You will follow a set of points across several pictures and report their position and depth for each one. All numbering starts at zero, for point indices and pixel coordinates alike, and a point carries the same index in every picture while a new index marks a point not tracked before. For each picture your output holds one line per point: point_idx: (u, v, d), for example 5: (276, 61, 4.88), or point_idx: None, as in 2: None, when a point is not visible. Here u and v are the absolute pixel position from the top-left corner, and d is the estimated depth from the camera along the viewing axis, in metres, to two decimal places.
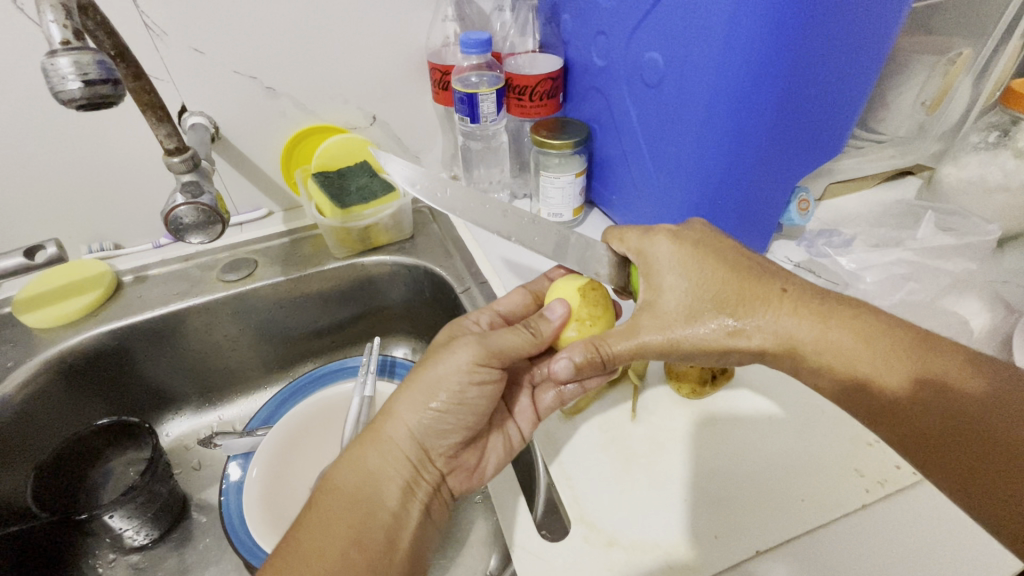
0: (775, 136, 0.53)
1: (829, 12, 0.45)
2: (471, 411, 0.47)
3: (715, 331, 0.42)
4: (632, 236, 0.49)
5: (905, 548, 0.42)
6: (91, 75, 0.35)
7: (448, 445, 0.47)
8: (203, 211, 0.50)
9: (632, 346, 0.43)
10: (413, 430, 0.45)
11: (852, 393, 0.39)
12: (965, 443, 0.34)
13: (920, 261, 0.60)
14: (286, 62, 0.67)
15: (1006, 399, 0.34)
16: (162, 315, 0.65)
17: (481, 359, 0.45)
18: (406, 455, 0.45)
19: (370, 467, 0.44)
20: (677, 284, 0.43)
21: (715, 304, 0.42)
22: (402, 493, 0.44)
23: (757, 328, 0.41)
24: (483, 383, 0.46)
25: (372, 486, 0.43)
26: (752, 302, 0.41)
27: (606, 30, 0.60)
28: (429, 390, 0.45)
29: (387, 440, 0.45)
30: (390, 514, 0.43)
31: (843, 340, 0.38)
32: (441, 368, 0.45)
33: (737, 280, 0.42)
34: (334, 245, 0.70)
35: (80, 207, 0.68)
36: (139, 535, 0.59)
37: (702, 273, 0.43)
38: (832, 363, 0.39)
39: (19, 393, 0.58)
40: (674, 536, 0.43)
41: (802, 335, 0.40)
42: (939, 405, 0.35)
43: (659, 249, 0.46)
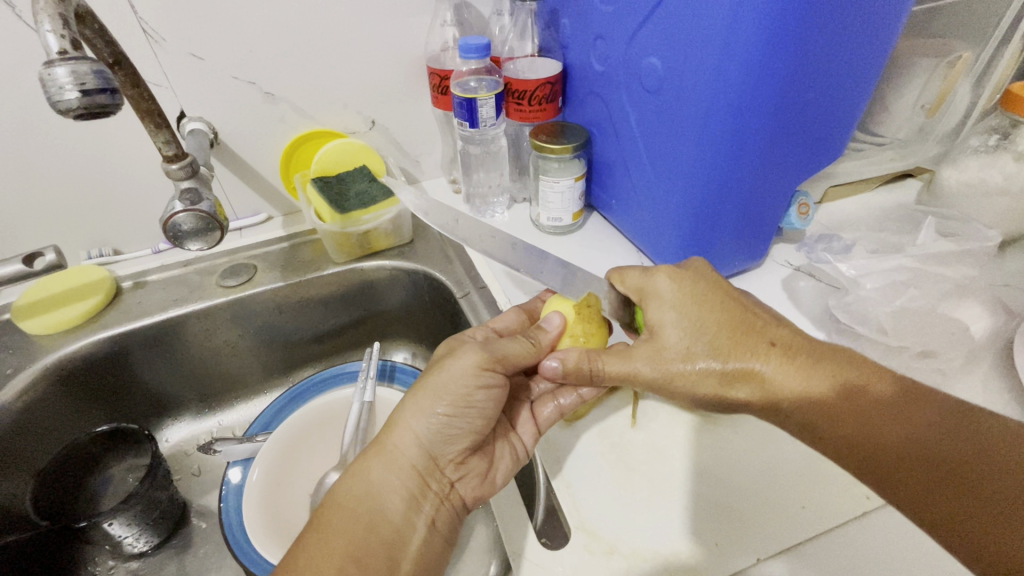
0: (774, 142, 0.53)
1: (826, 20, 0.46)
2: (478, 415, 0.46)
3: (711, 378, 0.42)
4: (633, 277, 0.49)
5: (907, 556, 0.42)
6: (88, 85, 0.35)
7: (456, 452, 0.47)
8: (201, 218, 0.50)
9: (625, 369, 0.44)
10: (418, 438, 0.45)
11: (843, 450, 0.39)
12: (960, 499, 0.35)
13: (920, 267, 0.58)
14: (284, 68, 0.67)
15: (997, 452, 0.35)
16: (162, 321, 0.65)
17: (485, 363, 0.46)
18: (412, 464, 0.45)
19: (375, 479, 0.44)
20: (676, 322, 0.44)
21: (711, 350, 0.43)
22: (407, 503, 0.44)
23: (751, 381, 0.42)
24: (489, 388, 0.46)
25: (376, 498, 0.43)
26: (744, 353, 0.42)
27: (606, 34, 0.60)
28: (433, 396, 0.45)
29: (391, 450, 0.45)
30: (394, 526, 0.43)
31: (831, 397, 0.39)
32: (446, 374, 0.45)
33: (730, 329, 0.43)
34: (334, 249, 0.69)
35: (79, 213, 0.67)
36: (139, 541, 0.59)
37: (699, 318, 0.44)
38: (818, 422, 0.40)
39: (19, 400, 0.58)
40: (673, 544, 0.43)
41: (791, 390, 0.40)
42: (931, 459, 0.36)
43: (659, 287, 0.46)
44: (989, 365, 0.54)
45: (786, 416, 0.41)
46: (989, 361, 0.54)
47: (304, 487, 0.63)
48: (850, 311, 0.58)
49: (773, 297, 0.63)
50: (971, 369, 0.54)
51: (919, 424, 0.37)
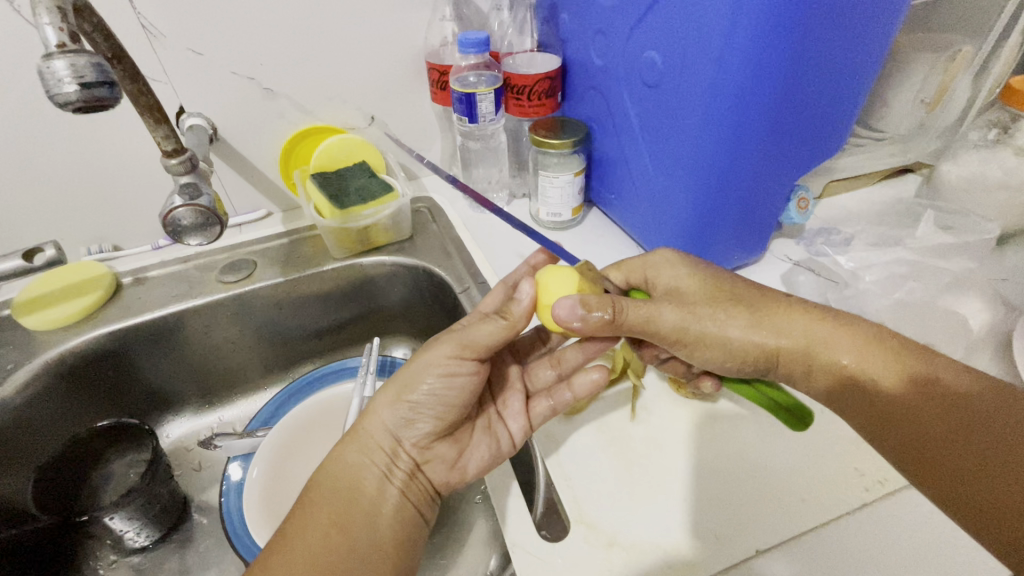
0: (774, 135, 0.53)
1: (827, 12, 0.45)
2: (448, 402, 0.46)
3: (737, 329, 0.45)
4: (638, 257, 0.53)
5: (905, 548, 0.42)
6: (87, 78, 0.35)
7: (428, 436, 0.47)
8: (201, 213, 0.50)
9: (646, 314, 0.45)
10: (389, 423, 0.46)
11: (861, 411, 0.43)
12: (965, 459, 0.38)
13: (920, 259, 0.60)
14: (283, 63, 0.66)
15: (997, 420, 0.38)
16: (163, 316, 0.65)
17: (456, 352, 0.45)
18: (385, 447, 0.46)
19: (349, 463, 0.44)
20: (691, 280, 0.48)
21: (730, 302, 0.46)
22: (382, 487, 0.44)
23: (775, 339, 0.45)
24: (456, 375, 0.45)
25: (347, 479, 0.44)
26: (765, 309, 0.46)
27: (606, 29, 0.60)
28: (405, 384, 0.45)
29: (363, 433, 0.45)
30: (365, 506, 0.43)
31: (852, 355, 0.43)
32: (416, 363, 0.45)
33: (749, 292, 0.47)
34: (334, 245, 0.69)
35: (78, 209, 0.67)
36: (139, 536, 0.59)
37: (715, 282, 0.48)
38: (837, 380, 0.44)
39: (19, 395, 0.58)
40: (673, 536, 0.43)
41: (809, 344, 0.44)
42: (938, 421, 0.40)
43: (666, 255, 0.51)
44: (989, 359, 0.54)
45: (812, 374, 0.45)
46: (990, 354, 0.54)
47: (307, 481, 0.63)
48: (850, 306, 0.59)
49: (772, 291, 0.63)
50: (971, 362, 0.54)
51: (925, 387, 0.41)
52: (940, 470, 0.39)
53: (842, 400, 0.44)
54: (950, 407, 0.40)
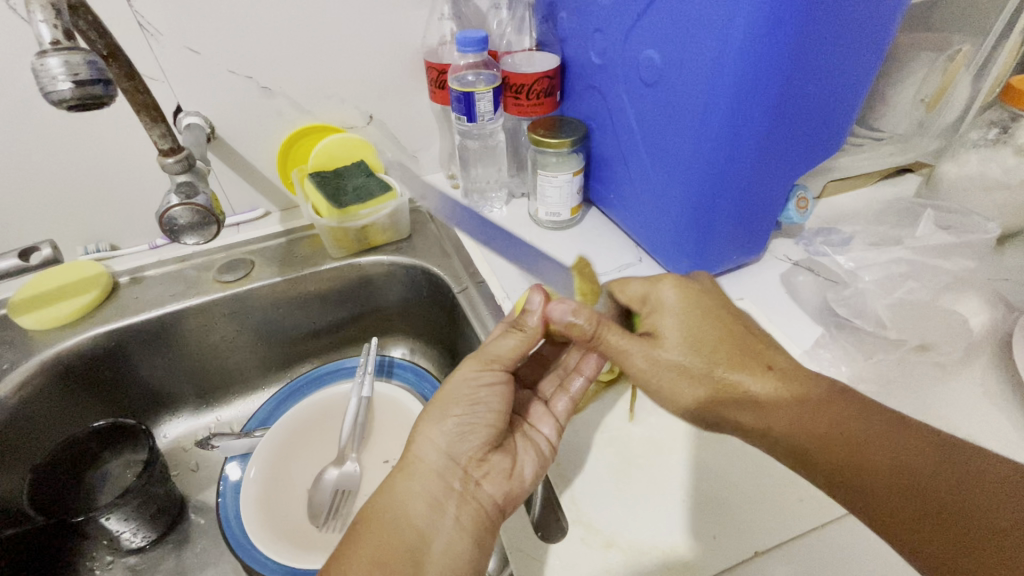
0: (774, 133, 0.52)
1: (825, 9, 0.45)
2: (485, 413, 0.46)
3: (703, 386, 0.43)
4: (636, 288, 0.50)
5: (904, 550, 0.42)
6: (81, 75, 0.35)
7: (475, 452, 0.45)
8: (197, 212, 0.49)
9: (621, 344, 0.45)
10: (436, 447, 0.44)
11: (835, 478, 0.38)
12: (952, 537, 0.34)
13: (919, 260, 0.58)
14: (281, 63, 0.66)
15: (977, 493, 0.34)
16: (159, 316, 0.65)
17: (482, 363, 0.46)
18: (434, 470, 0.44)
19: (397, 491, 0.43)
20: (676, 326, 0.44)
21: (708, 359, 0.43)
22: (435, 511, 0.42)
23: (742, 398, 0.42)
24: (491, 383, 0.46)
25: (401, 508, 0.42)
26: (740, 367, 0.42)
27: (604, 28, 0.60)
28: (443, 404, 0.45)
29: (411, 460, 0.44)
30: (420, 532, 0.41)
31: (822, 422, 0.39)
32: (450, 383, 0.46)
33: (728, 343, 0.43)
34: (331, 244, 0.69)
35: (75, 208, 0.67)
36: (136, 536, 0.59)
37: (698, 328, 0.44)
38: (806, 446, 0.39)
39: (15, 395, 0.58)
40: (671, 537, 0.43)
41: (781, 412, 0.40)
42: (915, 492, 0.35)
43: (663, 294, 0.47)
44: (988, 358, 0.54)
45: (774, 438, 0.41)
46: (989, 354, 0.54)
47: (303, 482, 0.62)
48: (850, 305, 0.58)
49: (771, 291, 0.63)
50: (970, 362, 0.54)
51: (903, 455, 0.36)
52: (919, 547, 0.35)
53: (807, 467, 0.39)
54: (930, 477, 0.35)
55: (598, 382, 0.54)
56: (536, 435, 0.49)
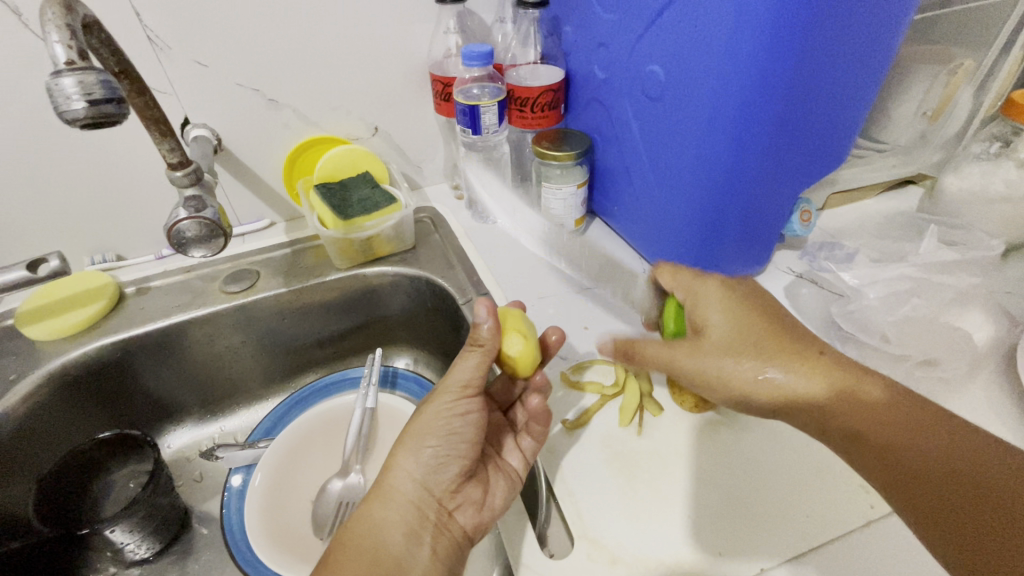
0: (778, 148, 0.53)
1: (829, 27, 0.46)
2: (461, 441, 0.46)
3: (751, 372, 0.43)
4: (683, 282, 0.50)
5: (910, 566, 0.42)
6: (95, 95, 0.35)
7: (450, 481, 0.45)
8: (205, 225, 0.50)
9: (663, 357, 0.46)
10: (413, 477, 0.44)
11: (878, 461, 0.39)
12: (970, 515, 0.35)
13: (923, 276, 0.58)
14: (288, 76, 0.67)
15: (1006, 485, 0.35)
16: (164, 327, 0.65)
17: (457, 392, 0.46)
18: (411, 501, 0.43)
19: (373, 525, 0.42)
20: (722, 321, 0.45)
21: (755, 347, 0.43)
22: (413, 545, 0.42)
23: (794, 380, 0.42)
24: (467, 412, 0.46)
25: (378, 540, 0.41)
26: (791, 354, 0.43)
27: (607, 41, 0.60)
28: (421, 434, 0.45)
29: (389, 490, 0.43)
30: (398, 568, 0.40)
31: (874, 408, 0.40)
32: (428, 410, 0.46)
33: (778, 331, 0.44)
34: (337, 255, 0.70)
35: (82, 219, 0.68)
36: (140, 548, 0.59)
37: (745, 315, 0.45)
38: (861, 427, 0.39)
39: (21, 406, 0.58)
40: (676, 552, 0.43)
41: (822, 394, 0.41)
42: (944, 474, 0.36)
43: (706, 291, 0.48)
44: (992, 372, 0.54)
45: (824, 419, 0.41)
46: (994, 367, 0.54)
47: (307, 494, 0.62)
48: (853, 322, 0.58)
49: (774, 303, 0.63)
50: (974, 376, 0.54)
51: (931, 445, 0.37)
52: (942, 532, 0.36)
53: (855, 446, 0.40)
54: (955, 467, 0.36)
55: (602, 395, 0.54)
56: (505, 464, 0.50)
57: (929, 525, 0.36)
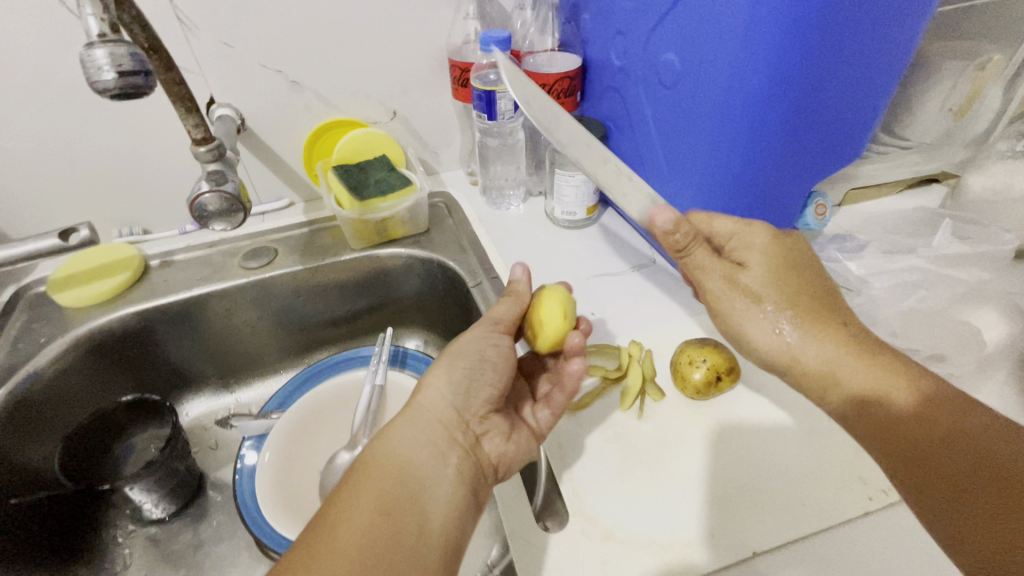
0: (794, 140, 0.52)
1: (846, 20, 0.45)
2: (493, 371, 0.49)
3: (770, 331, 0.44)
4: (726, 225, 0.48)
5: (906, 558, 0.41)
6: (125, 66, 0.37)
7: (478, 410, 0.47)
8: (226, 200, 0.52)
9: (698, 276, 0.47)
10: (443, 397, 0.46)
11: (877, 429, 0.39)
12: (981, 491, 0.33)
13: (932, 269, 0.58)
14: (310, 58, 0.69)
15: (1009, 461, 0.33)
16: (187, 298, 0.68)
17: (490, 325, 0.51)
18: (438, 421, 0.45)
19: (401, 438, 0.43)
20: (761, 265, 0.45)
21: (790, 303, 0.44)
22: (439, 458, 0.43)
23: (814, 342, 0.42)
24: (498, 344, 0.50)
25: (405, 456, 0.42)
26: (820, 321, 0.43)
27: (625, 30, 0.60)
28: (452, 357, 0.48)
29: (419, 408, 0.45)
30: (423, 480, 0.41)
31: (885, 389, 0.39)
32: (459, 340, 0.50)
33: (809, 293, 0.44)
34: (352, 236, 0.71)
35: (113, 193, 0.71)
36: (157, 508, 0.62)
37: (781, 273, 0.45)
38: (866, 394, 0.40)
39: (51, 368, 0.61)
40: (668, 534, 0.43)
41: (844, 368, 0.41)
42: (966, 451, 0.34)
43: (756, 234, 0.47)
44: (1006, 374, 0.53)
45: (839, 386, 0.41)
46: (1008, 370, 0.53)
47: (315, 463, 0.65)
48: (861, 313, 0.58)
49: None
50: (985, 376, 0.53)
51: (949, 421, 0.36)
52: (940, 504, 0.34)
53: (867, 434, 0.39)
54: (967, 438, 0.35)
55: (605, 379, 0.54)
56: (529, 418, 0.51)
57: (927, 497, 0.35)
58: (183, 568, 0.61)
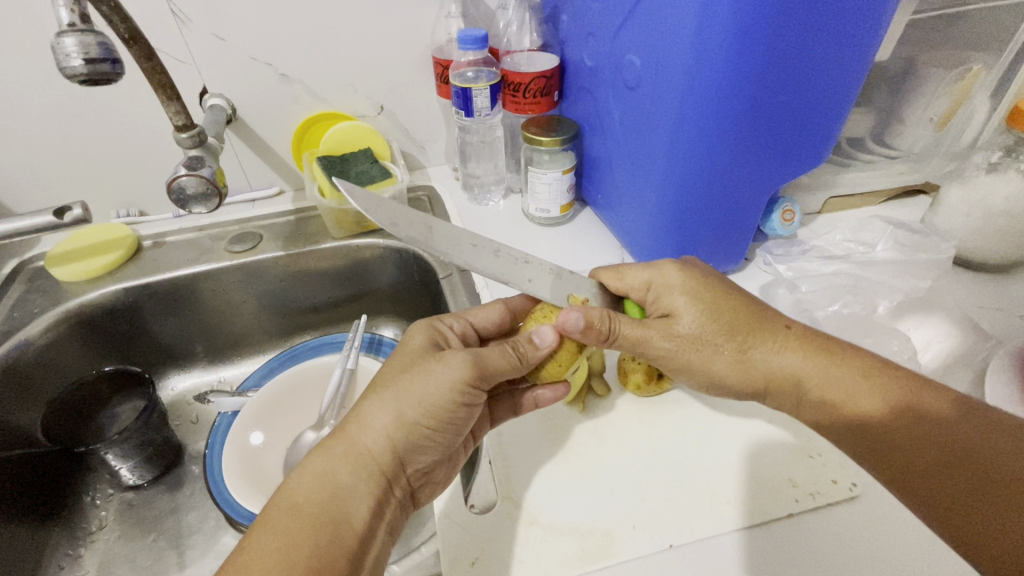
0: (748, 143, 0.53)
1: (798, 24, 0.46)
2: (452, 429, 0.43)
3: (726, 357, 0.43)
4: (638, 276, 0.48)
5: (826, 559, 0.41)
6: (92, 54, 0.40)
7: (421, 464, 0.44)
8: (203, 183, 0.54)
9: (639, 334, 0.44)
10: (392, 447, 0.41)
11: (865, 446, 0.40)
12: (983, 497, 0.35)
13: (860, 274, 0.61)
14: (298, 53, 0.71)
15: (1000, 459, 0.35)
16: (173, 278, 0.71)
17: (471, 381, 0.42)
18: (380, 470, 0.41)
19: (339, 481, 0.39)
20: (689, 308, 0.44)
21: (726, 332, 0.43)
22: (373, 508, 0.40)
23: (765, 357, 0.43)
24: (470, 405, 0.43)
25: (341, 503, 0.39)
26: (762, 335, 0.44)
27: (595, 31, 0.61)
28: (412, 406, 0.41)
29: (363, 453, 0.40)
30: (358, 532, 0.39)
31: (858, 393, 0.40)
32: (430, 385, 0.41)
33: (745, 313, 0.44)
34: (333, 225, 0.74)
35: (112, 175, 0.75)
36: (133, 474, 0.65)
37: (713, 303, 0.44)
38: (834, 396, 0.41)
39: (41, 338, 0.65)
40: (592, 521, 0.44)
41: (806, 371, 0.42)
42: (943, 451, 0.36)
43: (668, 276, 0.46)
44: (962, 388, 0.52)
45: (804, 395, 0.42)
46: (964, 384, 0.52)
47: (281, 442, 0.67)
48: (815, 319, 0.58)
49: None
50: None
51: (929, 426, 0.38)
52: (955, 523, 0.35)
53: (852, 445, 0.41)
54: (958, 438, 0.36)
55: None
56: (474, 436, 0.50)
57: (940, 517, 0.36)
58: (154, 532, 0.64)
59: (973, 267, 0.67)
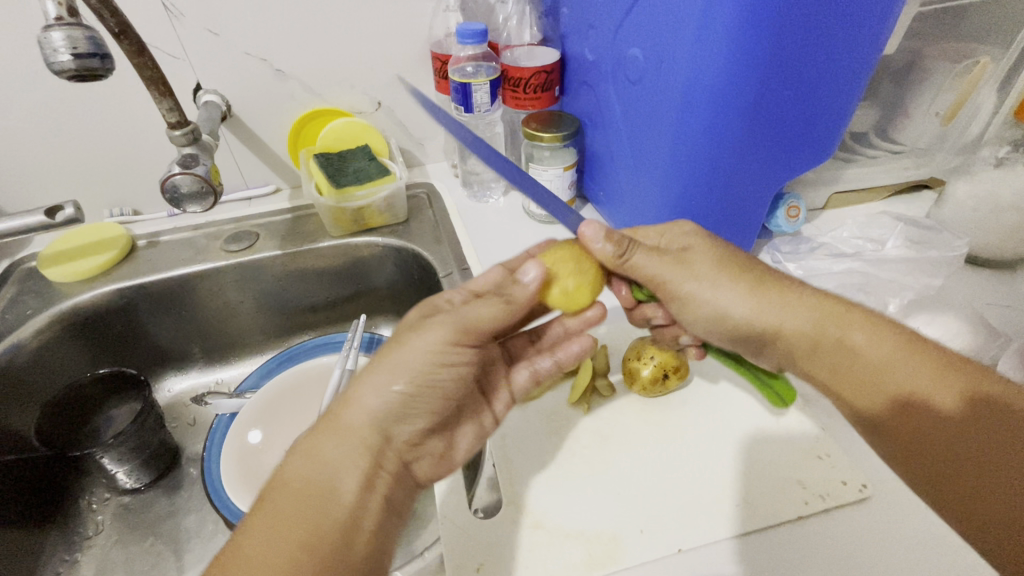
0: (754, 136, 0.52)
1: (803, 16, 0.45)
2: (441, 394, 0.40)
3: (731, 310, 0.46)
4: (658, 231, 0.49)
5: (837, 563, 0.41)
6: (80, 49, 0.38)
7: (415, 433, 0.40)
8: (197, 181, 0.53)
9: (649, 272, 0.47)
10: (374, 419, 0.37)
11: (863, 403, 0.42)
12: (980, 479, 0.36)
13: (872, 271, 0.60)
14: (293, 48, 0.70)
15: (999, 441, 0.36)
16: (169, 278, 0.70)
17: (451, 339, 0.39)
18: (366, 443, 0.37)
19: (325, 460, 0.36)
20: (703, 264, 0.46)
21: (734, 289, 0.46)
22: (363, 483, 0.37)
23: (772, 313, 0.45)
24: (456, 365, 0.40)
25: (328, 480, 0.36)
26: (772, 295, 0.45)
27: (596, 24, 0.60)
28: (393, 372, 0.38)
29: (346, 428, 0.37)
30: (347, 511, 0.36)
31: (858, 355, 0.42)
32: (410, 350, 0.38)
33: (758, 274, 0.46)
34: (331, 223, 0.73)
35: (105, 174, 0.73)
36: (130, 477, 0.64)
37: (728, 265, 0.46)
38: (829, 357, 0.44)
39: (34, 340, 0.64)
40: (598, 526, 0.43)
41: (806, 333, 0.45)
42: (944, 425, 0.38)
43: (690, 236, 0.47)
44: None
45: (804, 353, 0.45)
46: None
47: (280, 444, 0.66)
48: None
49: None
50: None
51: (931, 399, 0.39)
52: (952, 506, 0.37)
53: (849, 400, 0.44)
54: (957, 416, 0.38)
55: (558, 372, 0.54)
56: (481, 412, 0.47)
57: (938, 496, 0.37)
58: (152, 536, 0.64)
59: (981, 263, 0.66)
